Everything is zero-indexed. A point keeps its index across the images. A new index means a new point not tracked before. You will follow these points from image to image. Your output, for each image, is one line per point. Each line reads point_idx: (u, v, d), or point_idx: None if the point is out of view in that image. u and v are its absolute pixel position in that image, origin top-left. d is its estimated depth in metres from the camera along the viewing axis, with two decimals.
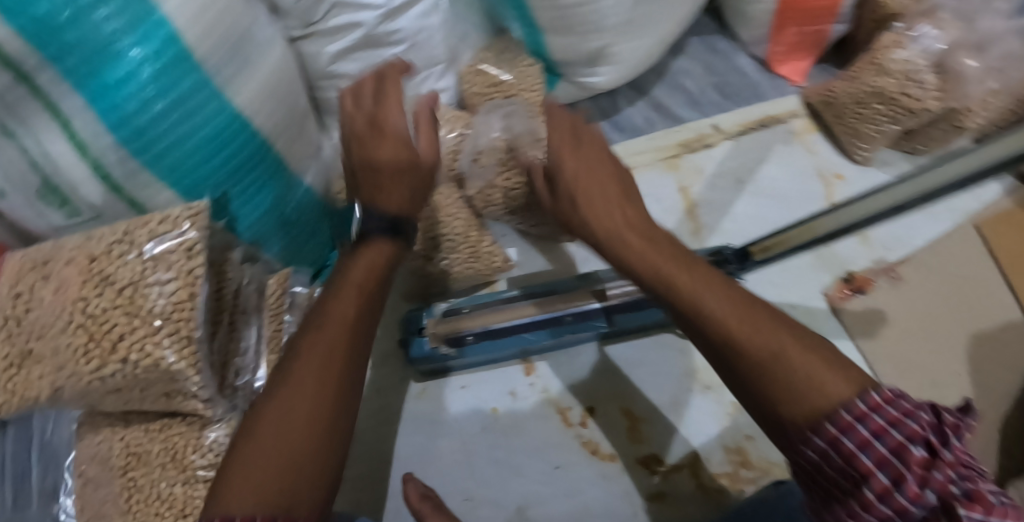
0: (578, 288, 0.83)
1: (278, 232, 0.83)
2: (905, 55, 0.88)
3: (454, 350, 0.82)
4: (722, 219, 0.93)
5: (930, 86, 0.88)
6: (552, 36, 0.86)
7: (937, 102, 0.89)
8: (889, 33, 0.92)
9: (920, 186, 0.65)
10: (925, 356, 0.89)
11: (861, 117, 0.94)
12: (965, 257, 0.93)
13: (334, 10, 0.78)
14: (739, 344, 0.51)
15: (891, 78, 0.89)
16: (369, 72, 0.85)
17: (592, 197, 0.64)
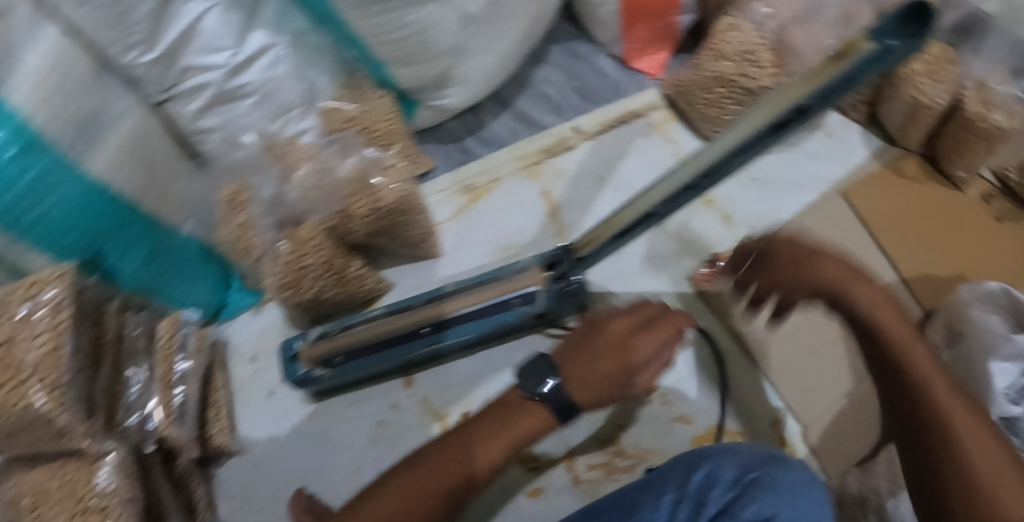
0: (435, 301, 0.87)
1: (161, 279, 0.91)
2: (737, 38, 0.92)
3: (328, 370, 0.88)
4: (584, 217, 0.97)
5: (764, 64, 0.91)
6: (394, 67, 0.93)
7: (774, 79, 0.92)
8: (724, 17, 0.95)
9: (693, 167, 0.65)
10: (795, 326, 0.91)
11: (709, 102, 0.97)
12: (829, 226, 0.96)
13: (187, 74, 0.87)
14: (943, 416, 0.62)
15: (728, 61, 0.93)
16: (230, 124, 0.92)
17: (827, 265, 0.68)
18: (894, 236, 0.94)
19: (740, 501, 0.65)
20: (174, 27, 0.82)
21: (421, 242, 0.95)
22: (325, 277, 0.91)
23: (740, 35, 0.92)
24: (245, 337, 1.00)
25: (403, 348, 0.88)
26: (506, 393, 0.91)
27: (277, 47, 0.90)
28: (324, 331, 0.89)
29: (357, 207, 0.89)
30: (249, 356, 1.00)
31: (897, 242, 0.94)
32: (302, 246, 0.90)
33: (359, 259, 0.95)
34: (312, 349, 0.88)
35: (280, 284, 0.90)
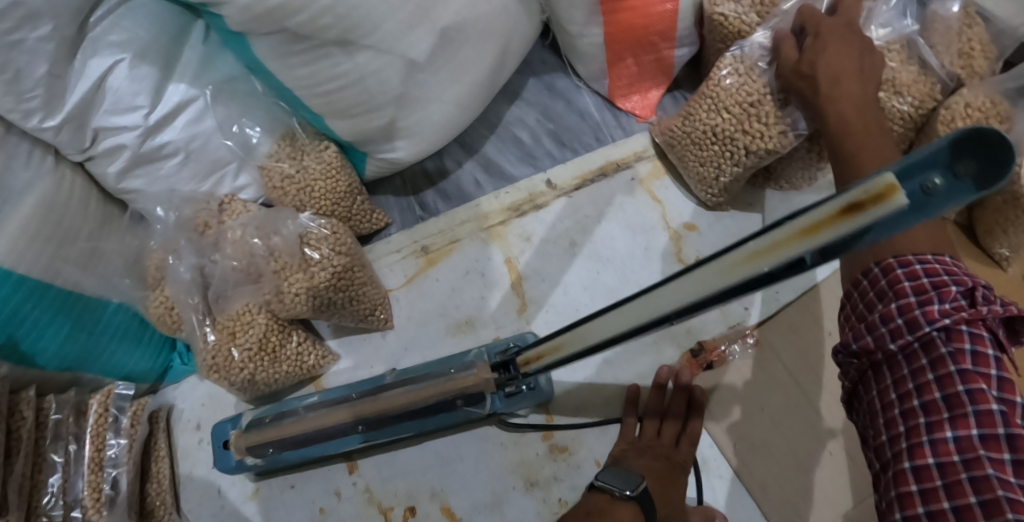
0: (372, 395, 0.78)
1: (89, 352, 0.85)
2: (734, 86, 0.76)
3: (260, 460, 0.81)
4: (552, 290, 0.85)
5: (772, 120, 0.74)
6: (334, 119, 0.82)
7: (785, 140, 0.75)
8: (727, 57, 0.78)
9: (638, 315, 0.49)
10: (787, 430, 0.79)
11: (702, 160, 0.82)
12: (837, 310, 0.83)
13: (101, 134, 0.77)
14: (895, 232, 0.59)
15: (725, 114, 0.77)
16: (157, 185, 0.83)
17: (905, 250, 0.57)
18: None
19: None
20: (79, 86, 0.72)
21: (367, 317, 0.85)
22: (258, 358, 0.83)
23: (742, 85, 0.75)
24: (191, 405, 0.95)
25: (339, 442, 0.80)
26: (455, 490, 0.82)
27: (202, 98, 0.80)
28: (258, 417, 0.82)
29: (289, 283, 0.81)
30: (194, 424, 0.94)
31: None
32: (235, 323, 0.82)
33: (299, 334, 0.85)
34: (243, 438, 0.81)
35: (210, 365, 0.83)
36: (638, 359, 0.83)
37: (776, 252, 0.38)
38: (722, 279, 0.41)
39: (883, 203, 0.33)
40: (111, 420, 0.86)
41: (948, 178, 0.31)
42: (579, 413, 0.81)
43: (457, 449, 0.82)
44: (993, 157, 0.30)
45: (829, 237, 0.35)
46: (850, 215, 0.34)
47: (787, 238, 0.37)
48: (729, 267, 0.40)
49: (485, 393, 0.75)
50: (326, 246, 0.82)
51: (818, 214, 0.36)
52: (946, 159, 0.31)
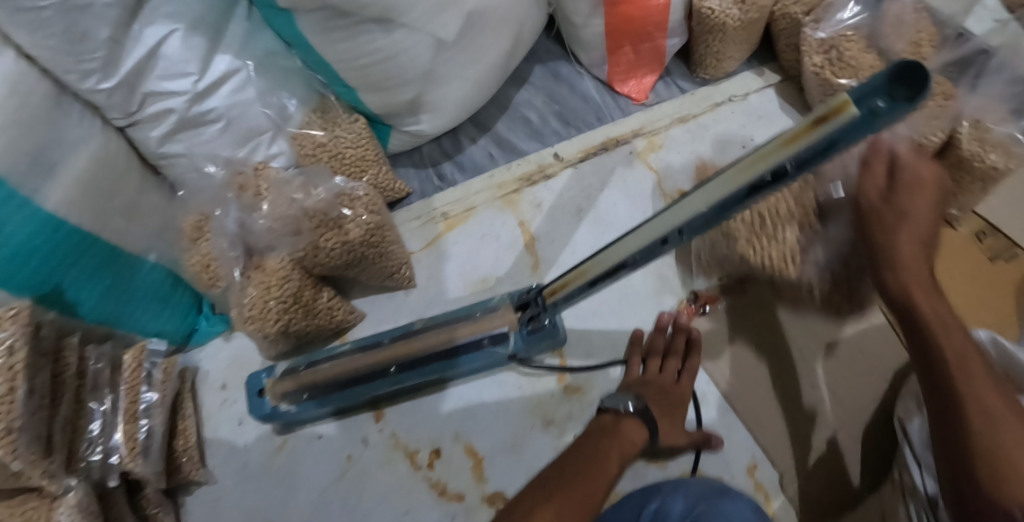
0: (402, 340, 0.85)
1: (124, 309, 0.89)
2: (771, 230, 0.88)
3: (293, 406, 0.87)
4: (562, 250, 0.94)
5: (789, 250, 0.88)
6: (366, 93, 0.90)
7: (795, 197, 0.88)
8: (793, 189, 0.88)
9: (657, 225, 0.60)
10: None
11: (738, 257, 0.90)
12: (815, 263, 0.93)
13: (150, 99, 0.84)
14: (971, 427, 0.64)
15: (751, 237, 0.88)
16: (196, 150, 0.89)
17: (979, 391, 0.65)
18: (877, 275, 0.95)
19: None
20: (135, 52, 0.79)
21: (393, 275, 0.93)
22: (293, 311, 0.89)
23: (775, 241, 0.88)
24: (215, 366, 0.99)
25: (368, 386, 0.87)
26: (477, 432, 0.89)
27: (244, 71, 0.87)
28: (291, 366, 0.88)
29: (323, 240, 0.87)
30: (218, 385, 0.98)
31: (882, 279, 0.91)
32: (270, 278, 0.87)
33: (328, 292, 0.92)
34: (278, 385, 0.86)
35: (246, 317, 0.88)
36: (641, 308, 0.94)
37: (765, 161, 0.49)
38: (725, 188, 0.52)
39: (839, 114, 0.43)
40: (144, 375, 0.90)
41: (888, 98, 0.40)
42: (590, 357, 0.90)
43: (478, 394, 0.90)
44: (913, 84, 0.40)
45: (805, 144, 0.46)
46: (817, 126, 0.45)
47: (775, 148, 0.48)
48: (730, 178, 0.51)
49: (509, 333, 0.83)
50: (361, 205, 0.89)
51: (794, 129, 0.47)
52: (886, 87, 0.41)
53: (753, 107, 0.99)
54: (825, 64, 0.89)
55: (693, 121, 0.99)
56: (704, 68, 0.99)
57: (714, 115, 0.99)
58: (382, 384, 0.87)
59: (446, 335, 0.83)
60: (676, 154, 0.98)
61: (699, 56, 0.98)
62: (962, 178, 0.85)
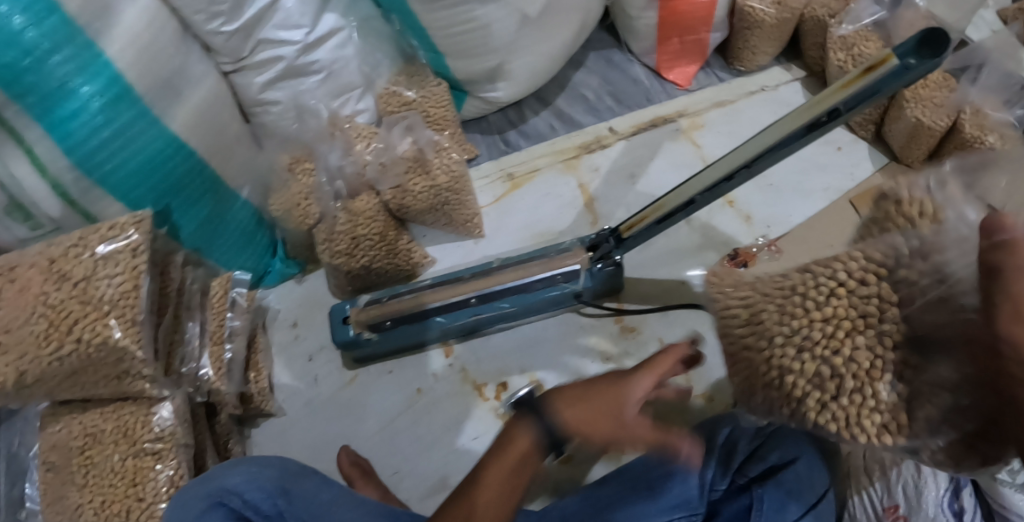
0: (483, 274, 0.92)
1: (216, 239, 0.95)
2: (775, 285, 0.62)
3: (374, 334, 0.93)
4: (617, 209, 1.05)
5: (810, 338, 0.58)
6: (452, 59, 1.00)
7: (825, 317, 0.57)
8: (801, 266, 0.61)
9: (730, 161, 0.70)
10: None
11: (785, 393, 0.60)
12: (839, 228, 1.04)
13: (261, 46, 0.92)
14: None
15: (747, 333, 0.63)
16: (294, 99, 0.97)
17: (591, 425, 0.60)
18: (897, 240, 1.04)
19: (767, 447, 0.81)
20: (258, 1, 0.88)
21: (467, 223, 1.02)
22: (377, 247, 0.98)
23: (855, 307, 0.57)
24: (286, 306, 1.05)
25: (446, 318, 0.94)
26: (542, 367, 0.97)
27: (347, 30, 0.97)
28: (374, 297, 0.94)
29: (413, 184, 0.96)
30: (289, 322, 1.04)
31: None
32: (358, 216, 0.96)
33: (406, 235, 1.01)
34: (362, 313, 0.93)
35: (336, 252, 0.96)
36: (683, 262, 1.02)
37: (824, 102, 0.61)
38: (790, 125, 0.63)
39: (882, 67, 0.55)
40: (229, 303, 0.95)
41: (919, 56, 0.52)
42: (644, 302, 0.99)
43: (543, 332, 0.98)
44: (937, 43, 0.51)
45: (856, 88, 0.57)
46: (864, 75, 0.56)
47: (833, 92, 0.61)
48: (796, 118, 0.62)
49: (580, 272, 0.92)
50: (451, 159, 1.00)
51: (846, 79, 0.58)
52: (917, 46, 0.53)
53: (782, 96, 1.13)
54: (848, 59, 1.04)
55: (729, 105, 1.13)
56: (741, 60, 1.12)
57: (748, 102, 1.13)
58: (460, 316, 0.94)
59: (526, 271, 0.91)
60: (716, 133, 1.11)
61: (737, 50, 1.11)
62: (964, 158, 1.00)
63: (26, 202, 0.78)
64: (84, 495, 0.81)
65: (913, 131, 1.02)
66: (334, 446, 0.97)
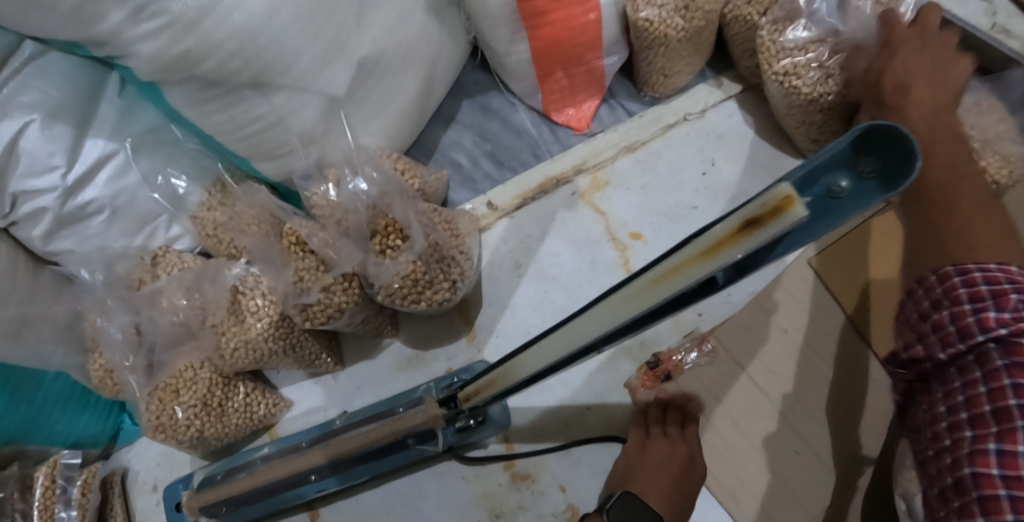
0: (365, 422, 0.75)
1: (28, 427, 0.81)
2: (319, 280, 0.73)
3: (215, 518, 0.78)
4: (501, 315, 0.83)
5: (333, 297, 0.74)
6: (259, 161, 0.79)
7: (343, 299, 0.75)
8: (335, 280, 0.74)
9: (572, 337, 0.47)
10: (738, 430, 0.78)
11: (324, 305, 0.75)
12: (794, 303, 0.82)
13: (21, 199, 0.74)
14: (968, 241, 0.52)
15: (297, 307, 0.75)
16: (85, 244, 0.80)
17: None
18: (866, 310, 0.81)
19: None
20: None
21: (313, 362, 0.83)
22: (205, 417, 0.80)
23: (327, 298, 0.74)
24: (145, 465, 0.91)
25: (323, 479, 0.77)
26: None
27: (122, 151, 0.79)
28: (209, 474, 0.79)
29: (227, 341, 0.78)
30: (150, 486, 0.90)
31: (866, 302, 0.81)
32: (177, 382, 0.80)
33: (246, 386, 0.83)
34: (196, 498, 0.78)
35: (154, 425, 0.79)
36: (593, 377, 0.81)
37: (680, 276, 0.38)
38: (631, 304, 0.41)
39: (783, 216, 0.34)
40: (59, 495, 0.82)
41: (854, 177, 0.33)
42: (538, 440, 0.79)
43: (419, 487, 0.80)
44: (895, 154, 0.32)
45: (732, 254, 0.36)
46: (751, 231, 0.35)
47: (686, 259, 0.38)
48: (637, 293, 0.40)
49: (435, 430, 0.73)
50: (331, 287, 0.74)
51: (717, 234, 0.36)
52: (849, 162, 0.33)
53: (710, 125, 0.86)
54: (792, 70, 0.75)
55: (643, 148, 0.86)
56: (651, 86, 0.85)
57: (667, 140, 0.86)
58: (338, 478, 0.77)
59: (417, 407, 0.72)
60: (626, 190, 0.85)
61: (645, 74, 0.84)
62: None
63: None
64: None
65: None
66: None
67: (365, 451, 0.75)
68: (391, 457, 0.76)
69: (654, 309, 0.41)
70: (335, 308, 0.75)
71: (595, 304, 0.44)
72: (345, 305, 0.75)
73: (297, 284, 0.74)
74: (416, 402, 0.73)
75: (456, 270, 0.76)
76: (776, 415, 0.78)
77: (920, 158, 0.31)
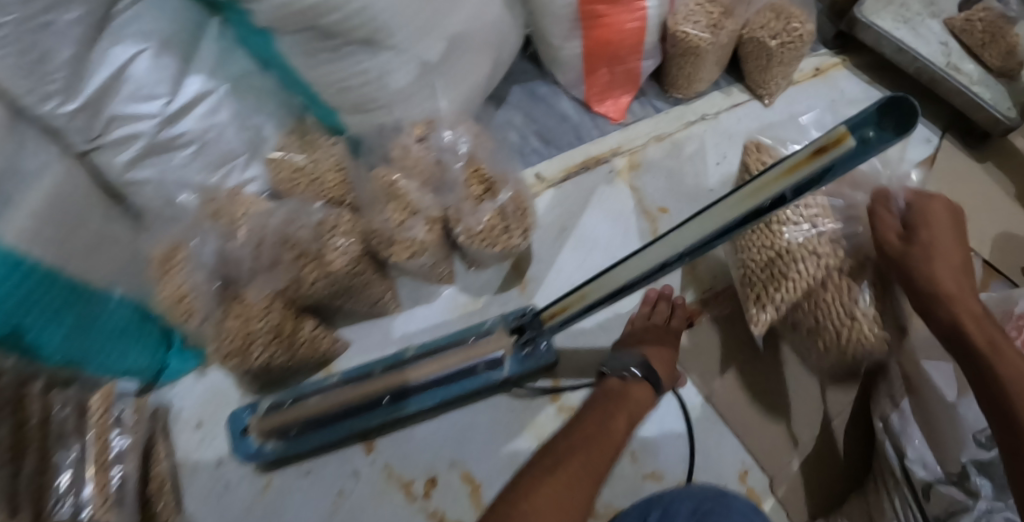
0: (413, 361, 0.83)
1: (85, 350, 0.82)
2: (411, 222, 0.83)
3: (281, 443, 0.83)
4: (548, 271, 0.94)
5: (422, 234, 0.83)
6: (347, 115, 0.89)
7: (432, 236, 0.84)
8: (425, 219, 0.84)
9: (662, 249, 0.62)
10: (742, 373, 0.95)
11: (410, 244, 0.83)
12: None
13: (115, 123, 0.78)
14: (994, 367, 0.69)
15: (390, 244, 0.83)
16: (167, 175, 0.85)
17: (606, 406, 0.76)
18: None
19: None
20: (100, 72, 0.74)
21: (378, 302, 0.91)
22: (277, 344, 0.85)
23: (417, 238, 0.83)
24: (189, 404, 0.94)
25: (374, 412, 0.84)
26: (475, 458, 0.88)
27: (218, 91, 0.84)
28: (277, 401, 0.84)
29: (309, 274, 0.84)
30: (194, 423, 0.93)
31: None
32: (248, 310, 0.83)
33: (312, 321, 0.89)
34: (265, 421, 0.82)
35: (226, 351, 0.84)
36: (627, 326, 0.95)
37: (768, 189, 0.54)
38: (730, 212, 0.57)
39: (839, 145, 0.49)
40: (112, 420, 0.83)
41: (880, 129, 0.48)
42: (582, 375, 0.91)
43: (473, 418, 0.89)
44: (904, 116, 0.47)
45: (806, 173, 0.51)
46: (820, 155, 0.50)
47: (774, 180, 0.53)
48: (735, 203, 0.56)
49: (505, 356, 0.83)
50: (420, 226, 0.83)
51: (796, 158, 0.52)
52: (874, 121, 0.48)
53: (723, 125, 1.03)
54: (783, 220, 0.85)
55: (668, 139, 1.02)
56: (677, 88, 1.02)
57: (688, 133, 1.03)
58: (385, 413, 0.84)
59: (490, 334, 0.83)
60: (654, 173, 1.00)
61: (673, 77, 1.01)
62: (844, 358, 0.85)
63: None
64: None
65: (776, 272, 0.86)
66: None
67: (426, 382, 0.82)
68: (445, 392, 0.84)
69: (742, 219, 0.57)
70: (424, 246, 0.83)
71: (694, 219, 0.60)
72: (428, 245, 0.84)
73: (396, 219, 0.83)
74: (483, 334, 0.84)
75: (528, 220, 0.87)
76: (770, 360, 0.96)
77: (921, 118, 0.46)
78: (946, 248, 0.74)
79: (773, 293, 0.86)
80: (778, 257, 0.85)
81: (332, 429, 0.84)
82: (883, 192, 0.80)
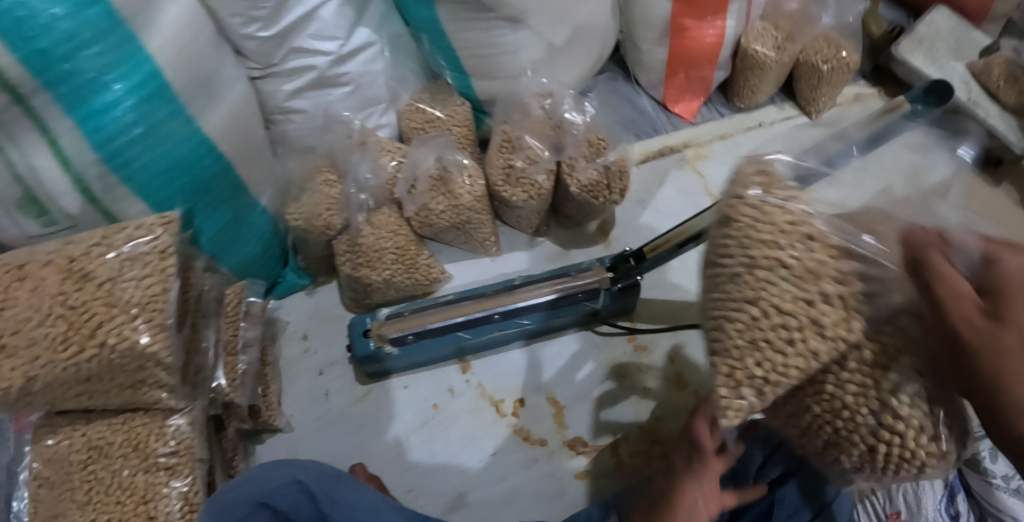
0: (517, 288, 0.95)
1: (230, 247, 0.92)
2: (533, 169, 0.96)
3: (396, 349, 0.92)
4: (630, 232, 1.08)
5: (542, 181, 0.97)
6: (478, 80, 1.04)
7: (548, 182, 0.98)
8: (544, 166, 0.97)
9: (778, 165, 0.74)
10: None
11: (528, 187, 0.97)
12: None
13: (293, 54, 0.90)
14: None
15: (513, 186, 0.98)
16: (320, 109, 0.96)
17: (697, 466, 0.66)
18: None
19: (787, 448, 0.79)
20: (298, 9, 0.86)
21: (483, 241, 1.03)
22: (398, 263, 0.97)
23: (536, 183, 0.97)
24: (296, 318, 1.04)
25: (477, 330, 0.95)
26: (561, 384, 0.99)
27: (379, 45, 0.98)
28: (395, 311, 0.93)
29: (436, 203, 0.97)
30: (300, 335, 1.03)
31: None
32: (381, 229, 0.96)
33: (427, 252, 1.01)
34: (385, 326, 0.91)
35: (355, 263, 0.96)
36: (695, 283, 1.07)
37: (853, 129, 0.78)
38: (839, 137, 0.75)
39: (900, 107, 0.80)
40: (242, 312, 0.93)
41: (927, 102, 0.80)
42: (655, 322, 1.04)
43: (558, 349, 1.01)
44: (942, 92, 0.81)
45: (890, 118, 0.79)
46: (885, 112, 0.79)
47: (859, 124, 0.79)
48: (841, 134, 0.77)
49: (600, 291, 0.95)
50: (540, 170, 0.96)
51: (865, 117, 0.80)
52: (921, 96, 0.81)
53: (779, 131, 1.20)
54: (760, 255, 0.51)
55: (729, 139, 1.21)
56: (741, 98, 1.20)
57: (747, 136, 1.21)
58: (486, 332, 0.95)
59: (586, 271, 0.95)
60: (719, 163, 1.17)
61: (739, 89, 1.19)
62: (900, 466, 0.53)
63: (44, 196, 0.76)
64: (87, 512, 0.77)
65: (760, 340, 0.50)
66: (343, 464, 0.95)
67: (529, 308, 0.94)
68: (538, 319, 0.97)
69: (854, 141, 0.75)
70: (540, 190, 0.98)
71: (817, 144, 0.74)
72: (543, 191, 0.98)
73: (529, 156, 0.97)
74: (581, 271, 0.96)
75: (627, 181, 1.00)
76: None
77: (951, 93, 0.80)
78: (958, 284, 0.45)
79: (739, 359, 0.51)
80: (769, 319, 0.50)
81: (437, 344, 0.96)
82: (940, 238, 0.49)
